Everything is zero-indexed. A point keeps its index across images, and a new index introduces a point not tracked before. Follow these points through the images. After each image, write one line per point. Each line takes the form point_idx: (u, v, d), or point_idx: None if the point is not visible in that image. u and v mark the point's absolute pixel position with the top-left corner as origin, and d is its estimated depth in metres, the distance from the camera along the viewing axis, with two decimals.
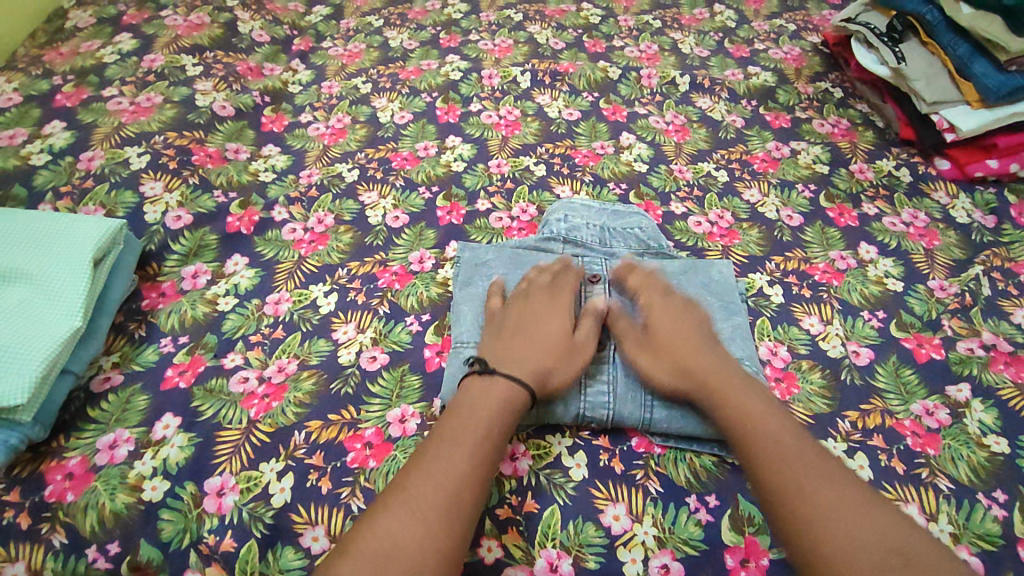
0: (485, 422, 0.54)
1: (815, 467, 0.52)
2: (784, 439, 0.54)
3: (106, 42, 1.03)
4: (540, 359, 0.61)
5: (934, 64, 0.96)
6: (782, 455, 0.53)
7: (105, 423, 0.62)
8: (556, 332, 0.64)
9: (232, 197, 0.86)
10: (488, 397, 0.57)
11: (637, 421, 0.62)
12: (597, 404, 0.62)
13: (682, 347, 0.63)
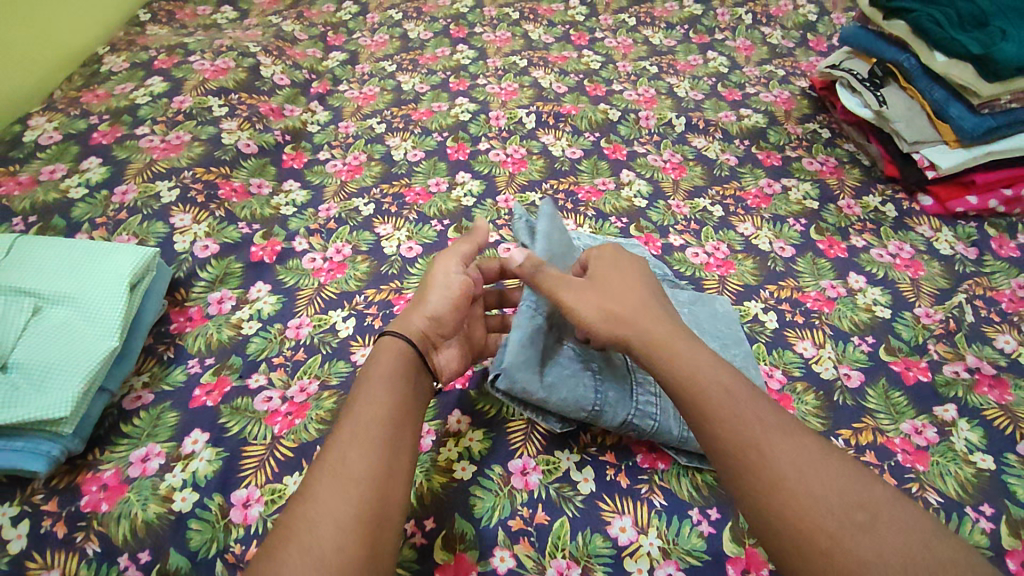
0: (380, 411, 0.55)
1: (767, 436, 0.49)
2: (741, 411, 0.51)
3: (139, 85, 1.09)
4: (408, 317, 0.67)
5: (913, 107, 1.02)
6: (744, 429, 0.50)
7: (137, 438, 0.65)
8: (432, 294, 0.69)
9: (255, 229, 0.91)
10: (383, 364, 0.61)
11: (675, 438, 0.63)
12: (647, 414, 0.64)
13: (613, 304, 0.61)
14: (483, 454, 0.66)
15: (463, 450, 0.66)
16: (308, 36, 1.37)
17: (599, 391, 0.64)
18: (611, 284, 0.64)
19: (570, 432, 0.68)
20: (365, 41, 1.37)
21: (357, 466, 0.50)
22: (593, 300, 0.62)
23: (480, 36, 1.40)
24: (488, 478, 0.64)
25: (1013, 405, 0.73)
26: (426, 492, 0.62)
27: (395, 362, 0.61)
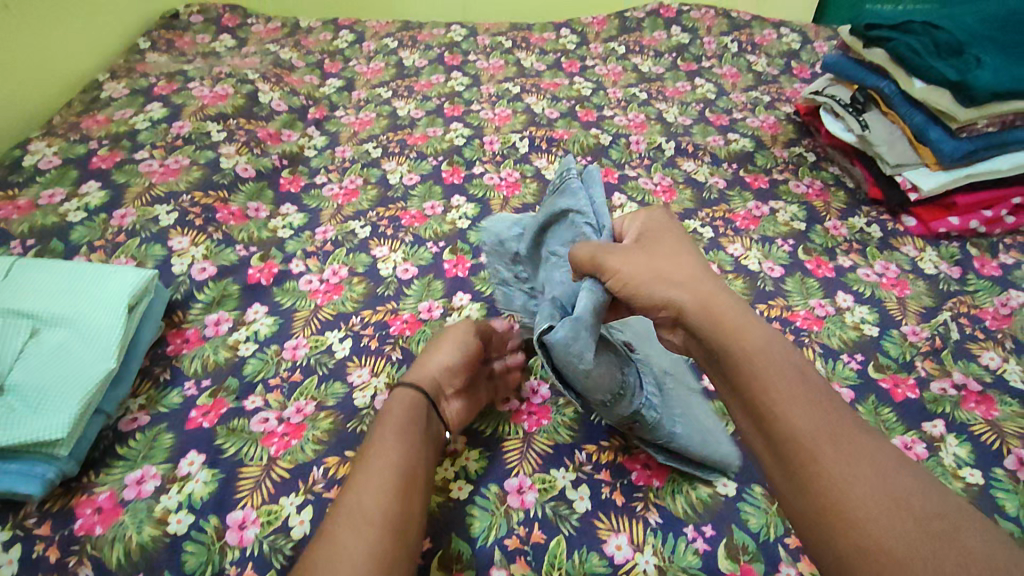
0: (389, 454, 0.58)
1: (821, 431, 0.48)
2: (791, 400, 0.50)
3: (138, 110, 1.11)
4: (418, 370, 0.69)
5: (895, 131, 1.05)
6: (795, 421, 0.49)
7: (133, 460, 0.65)
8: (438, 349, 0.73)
9: (253, 251, 0.92)
10: (398, 411, 0.63)
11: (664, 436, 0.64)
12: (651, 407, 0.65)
13: (661, 274, 0.60)
14: (480, 473, 0.66)
15: (459, 470, 0.66)
16: (305, 63, 1.40)
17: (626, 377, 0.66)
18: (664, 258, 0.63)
19: (566, 450, 0.68)
20: (361, 69, 1.40)
21: (369, 510, 0.53)
22: (641, 262, 0.62)
23: (474, 63, 1.43)
24: (484, 497, 0.64)
25: (1000, 420, 0.74)
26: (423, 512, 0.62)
27: (410, 408, 0.64)
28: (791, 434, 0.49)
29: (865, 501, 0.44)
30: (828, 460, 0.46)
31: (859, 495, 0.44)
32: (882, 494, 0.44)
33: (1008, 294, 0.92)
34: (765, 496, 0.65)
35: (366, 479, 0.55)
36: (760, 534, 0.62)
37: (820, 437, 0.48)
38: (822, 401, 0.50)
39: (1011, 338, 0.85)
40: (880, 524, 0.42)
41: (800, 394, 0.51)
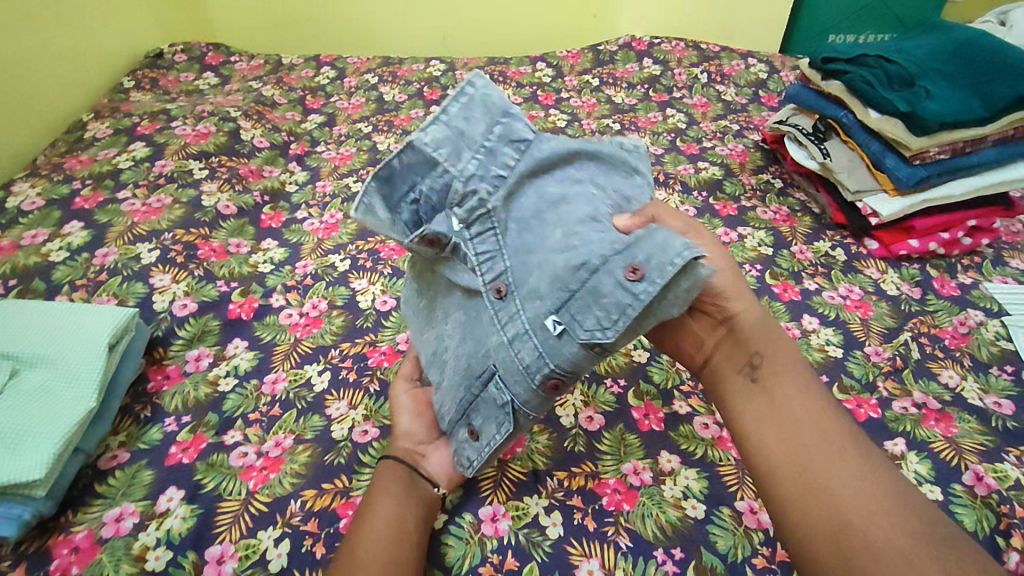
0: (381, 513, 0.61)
1: (841, 449, 0.52)
2: (818, 414, 0.54)
3: (122, 150, 1.14)
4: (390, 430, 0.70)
5: (854, 158, 1.10)
6: (812, 443, 0.53)
7: (112, 498, 0.66)
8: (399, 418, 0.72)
9: (233, 287, 0.93)
10: (388, 473, 0.65)
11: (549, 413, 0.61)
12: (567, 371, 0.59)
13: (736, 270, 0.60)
14: (455, 502, 0.68)
15: None
16: (287, 99, 1.44)
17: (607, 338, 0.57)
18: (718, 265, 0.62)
19: (538, 477, 0.70)
20: (342, 104, 1.44)
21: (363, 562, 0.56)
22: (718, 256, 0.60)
23: (452, 97, 1.48)
24: (459, 526, 0.65)
25: (958, 436, 0.77)
26: None
27: (400, 468, 0.66)
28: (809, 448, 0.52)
29: (879, 515, 0.48)
30: (843, 474, 0.51)
31: (869, 508, 0.49)
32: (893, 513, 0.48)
33: (966, 314, 0.96)
34: (732, 517, 0.67)
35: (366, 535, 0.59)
36: (728, 555, 0.64)
37: (837, 453, 0.52)
38: (840, 421, 0.54)
39: (969, 356, 0.89)
40: (887, 534, 0.47)
41: (825, 415, 0.54)
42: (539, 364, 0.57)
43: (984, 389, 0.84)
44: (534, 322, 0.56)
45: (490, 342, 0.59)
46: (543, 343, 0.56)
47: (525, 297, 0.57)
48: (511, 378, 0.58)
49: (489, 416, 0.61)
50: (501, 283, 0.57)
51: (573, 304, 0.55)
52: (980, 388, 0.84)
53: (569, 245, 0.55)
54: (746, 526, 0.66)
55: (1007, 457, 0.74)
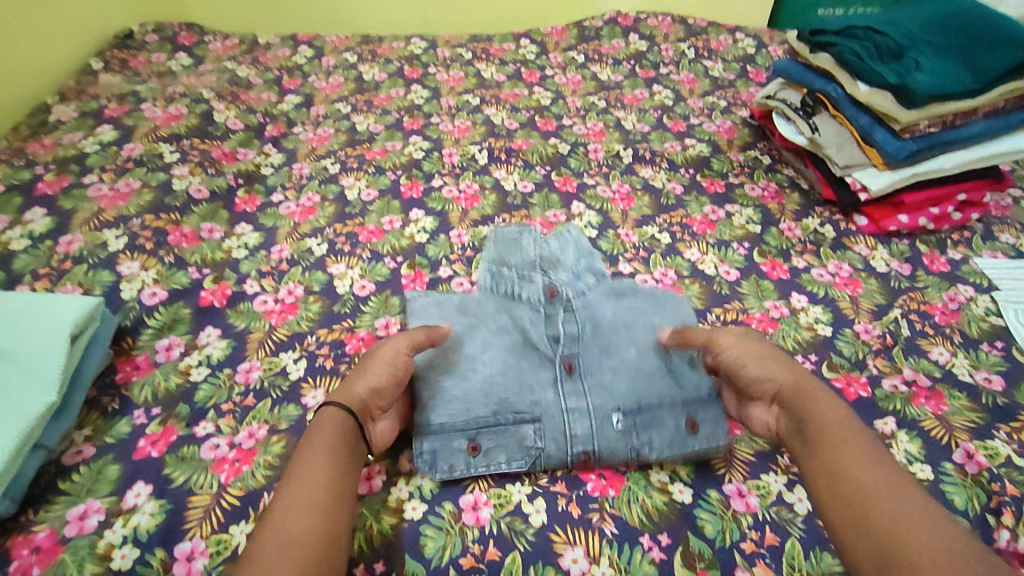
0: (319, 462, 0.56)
1: (885, 473, 0.52)
2: (857, 458, 0.54)
3: (88, 133, 1.09)
4: (352, 383, 0.64)
5: (843, 133, 1.07)
6: (860, 463, 0.53)
7: (76, 495, 0.64)
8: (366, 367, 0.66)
9: (206, 273, 0.90)
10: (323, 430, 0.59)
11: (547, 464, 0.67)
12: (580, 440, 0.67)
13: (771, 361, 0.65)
14: (434, 491, 0.65)
15: (413, 489, 0.66)
16: (263, 80, 1.39)
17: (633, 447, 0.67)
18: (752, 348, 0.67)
19: (521, 463, 0.68)
20: (320, 84, 1.39)
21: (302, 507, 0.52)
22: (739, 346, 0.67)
23: (433, 76, 1.43)
24: (439, 516, 0.63)
25: (948, 414, 0.76)
26: (377, 535, 0.62)
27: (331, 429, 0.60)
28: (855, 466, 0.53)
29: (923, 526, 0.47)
30: (881, 487, 0.51)
31: (918, 522, 0.48)
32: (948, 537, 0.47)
33: (956, 289, 0.94)
34: (720, 501, 0.66)
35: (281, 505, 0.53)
36: (716, 540, 0.62)
37: (887, 475, 0.52)
38: (889, 467, 0.53)
39: (959, 332, 0.87)
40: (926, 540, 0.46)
41: (872, 445, 0.55)
42: (585, 439, 0.67)
43: (975, 365, 0.83)
44: (598, 412, 0.68)
45: (546, 400, 0.68)
46: (596, 427, 0.67)
47: (593, 387, 0.70)
48: (553, 434, 0.67)
49: (508, 450, 0.66)
50: (572, 362, 0.72)
51: (639, 418, 0.68)
52: (970, 364, 0.83)
53: (645, 362, 0.71)
54: (733, 509, 0.65)
55: (997, 434, 0.73)
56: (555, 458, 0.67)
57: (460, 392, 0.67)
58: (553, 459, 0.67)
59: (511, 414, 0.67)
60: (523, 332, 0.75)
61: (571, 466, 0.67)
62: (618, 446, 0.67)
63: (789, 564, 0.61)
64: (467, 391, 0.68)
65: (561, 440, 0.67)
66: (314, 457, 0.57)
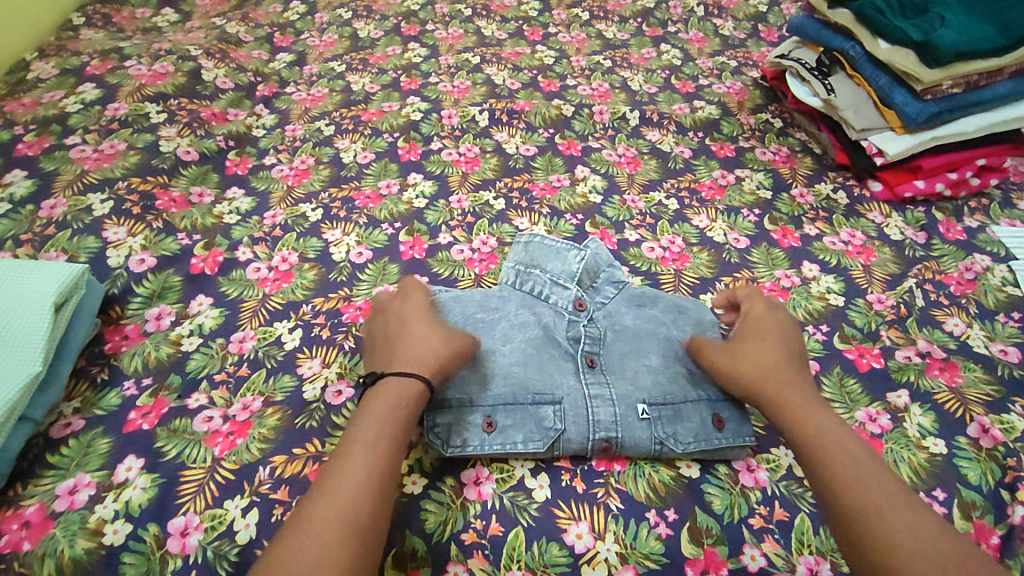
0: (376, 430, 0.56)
1: (880, 481, 0.52)
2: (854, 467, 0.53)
3: (69, 92, 1.04)
4: (430, 348, 0.63)
5: (860, 94, 1.02)
6: (853, 472, 0.53)
7: (65, 469, 0.62)
8: (426, 332, 0.65)
9: (196, 240, 0.87)
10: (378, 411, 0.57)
11: (567, 448, 0.63)
12: (604, 427, 0.64)
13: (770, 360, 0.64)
14: (435, 466, 0.64)
15: (413, 463, 0.64)
16: (253, 37, 1.32)
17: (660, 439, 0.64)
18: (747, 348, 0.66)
19: None
20: (313, 42, 1.33)
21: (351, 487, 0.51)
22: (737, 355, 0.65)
23: (431, 33, 1.37)
24: (440, 490, 0.62)
25: (963, 387, 0.74)
26: None
27: (383, 413, 0.57)
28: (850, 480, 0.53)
29: (925, 539, 0.48)
30: (878, 501, 0.51)
31: (917, 535, 0.48)
32: (948, 546, 0.48)
33: (972, 259, 0.91)
34: (728, 476, 0.64)
35: (317, 505, 0.50)
36: (724, 516, 0.61)
37: (883, 485, 0.52)
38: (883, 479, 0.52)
39: (975, 302, 0.85)
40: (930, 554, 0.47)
41: (861, 451, 0.55)
42: (608, 425, 0.64)
43: (990, 337, 0.80)
44: (622, 400, 0.65)
45: (567, 385, 0.66)
46: (620, 415, 0.64)
47: (617, 378, 0.67)
48: (575, 416, 0.64)
49: (526, 430, 0.63)
50: (593, 357, 0.69)
51: (663, 411, 0.66)
52: (986, 336, 0.80)
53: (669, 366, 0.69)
54: (742, 484, 0.64)
55: (1012, 408, 0.71)
56: (575, 441, 0.63)
57: (479, 377, 0.66)
58: (574, 443, 0.63)
59: (529, 394, 0.65)
60: (544, 327, 0.71)
61: (592, 454, 0.64)
62: (642, 434, 0.64)
63: (799, 540, 0.60)
64: (488, 374, 0.66)
65: (583, 424, 0.64)
66: (359, 453, 0.53)
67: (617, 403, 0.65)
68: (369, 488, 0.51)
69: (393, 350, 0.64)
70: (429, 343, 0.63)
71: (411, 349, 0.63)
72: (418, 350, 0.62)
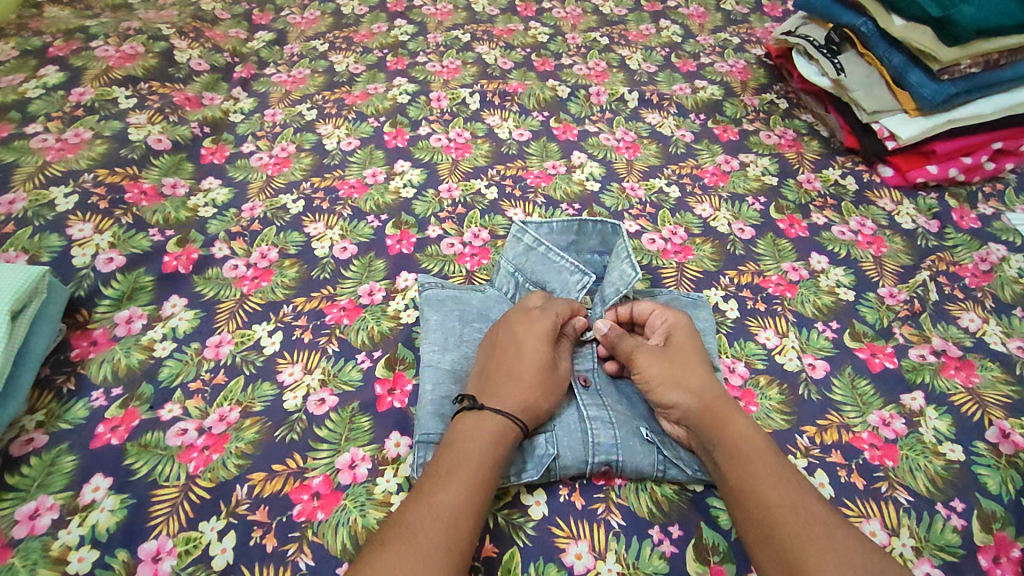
0: (479, 451, 0.54)
1: (780, 470, 0.54)
2: (765, 476, 0.53)
3: (30, 76, 0.97)
4: (526, 394, 0.59)
5: (872, 74, 0.97)
6: (765, 477, 0.53)
7: (26, 491, 0.57)
8: (545, 365, 0.61)
9: (169, 235, 0.82)
10: (477, 435, 0.55)
11: (566, 474, 0.60)
12: (602, 449, 0.60)
13: (688, 371, 0.61)
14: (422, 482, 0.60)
15: (402, 481, 0.60)
16: (230, 15, 1.25)
17: (663, 462, 0.61)
18: (666, 364, 0.62)
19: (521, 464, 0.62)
20: (294, 19, 1.25)
21: (458, 501, 0.50)
22: (658, 367, 0.61)
23: (419, 9, 1.29)
24: None
25: (980, 388, 0.70)
26: (362, 531, 0.56)
27: (486, 436, 0.55)
28: (762, 485, 0.53)
29: (826, 535, 0.49)
30: (774, 489, 0.52)
31: (815, 530, 0.49)
32: (845, 541, 0.49)
33: (987, 249, 0.87)
34: None
35: (441, 510, 0.49)
36: (731, 532, 0.58)
37: (783, 482, 0.53)
38: (792, 489, 0.53)
39: (990, 296, 0.81)
40: (830, 550, 0.48)
41: (771, 454, 0.55)
42: (608, 448, 0.60)
43: (1008, 332, 0.77)
44: (623, 424, 0.62)
45: (561, 409, 0.63)
46: (621, 437, 0.61)
47: (612, 401, 0.65)
48: (570, 439, 0.60)
49: (517, 461, 0.59)
50: (588, 377, 0.66)
51: (664, 435, 0.63)
52: (1003, 331, 0.77)
53: None
54: None
55: None
56: (572, 465, 0.59)
57: None
58: (570, 468, 0.59)
59: None
60: None
61: (590, 474, 0.60)
62: (643, 456, 0.60)
63: None
64: None
65: (579, 447, 0.60)
66: (470, 470, 0.52)
67: (616, 425, 0.62)
68: (470, 508, 0.50)
69: (500, 371, 0.61)
70: (545, 384, 0.61)
71: (516, 380, 0.60)
72: (517, 397, 0.58)
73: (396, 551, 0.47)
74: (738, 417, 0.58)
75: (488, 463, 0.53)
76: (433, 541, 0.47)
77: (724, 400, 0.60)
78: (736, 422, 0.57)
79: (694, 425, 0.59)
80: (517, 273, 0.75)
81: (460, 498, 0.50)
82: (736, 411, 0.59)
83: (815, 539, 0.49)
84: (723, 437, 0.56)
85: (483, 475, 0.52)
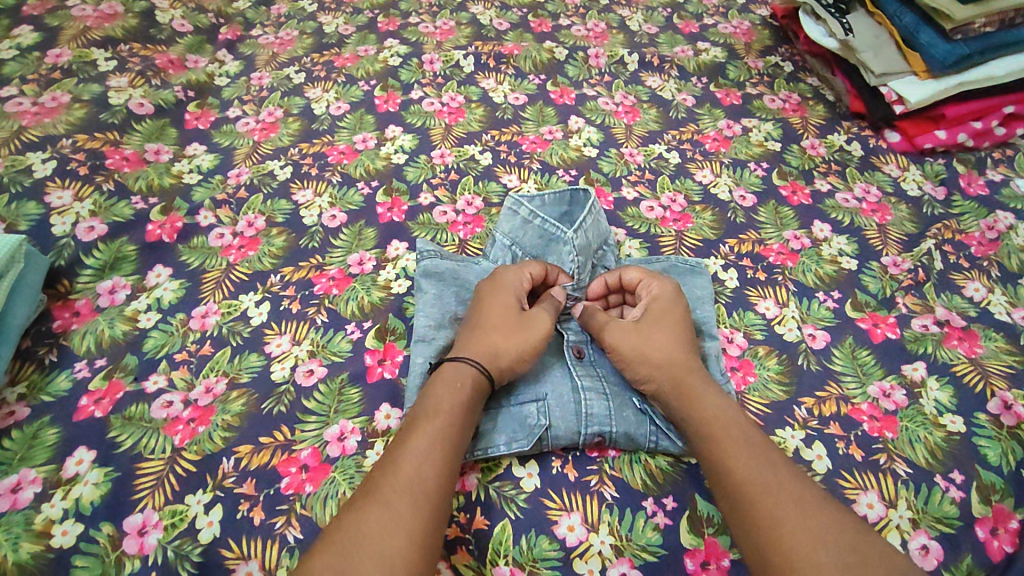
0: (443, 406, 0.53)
1: (752, 441, 0.53)
2: (736, 450, 0.52)
3: (4, 36, 0.93)
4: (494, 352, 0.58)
5: (881, 35, 0.94)
6: (739, 452, 0.52)
7: (8, 464, 0.56)
8: (509, 313, 0.61)
9: (152, 203, 0.79)
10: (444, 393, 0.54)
11: (558, 445, 0.59)
12: (595, 420, 0.59)
13: (660, 341, 0.60)
14: None
15: None
16: None
17: (657, 432, 0.60)
18: (638, 335, 0.60)
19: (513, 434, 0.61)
20: None
21: (422, 455, 0.50)
22: (630, 338, 0.60)
23: None
24: None
25: (983, 358, 0.69)
26: None
27: (450, 391, 0.54)
28: (733, 459, 0.52)
29: (798, 507, 0.48)
30: (745, 462, 0.51)
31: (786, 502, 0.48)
32: (818, 513, 0.48)
33: (995, 216, 0.85)
34: None
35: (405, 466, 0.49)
36: None
37: (755, 455, 0.52)
38: (763, 461, 0.51)
39: (997, 265, 0.79)
40: (800, 522, 0.47)
41: (747, 427, 0.54)
42: (602, 418, 0.59)
43: (1013, 302, 0.75)
44: (617, 394, 0.61)
45: (554, 379, 0.61)
46: (614, 407, 0.60)
47: (606, 371, 0.63)
48: (562, 409, 0.59)
49: (507, 431, 0.58)
50: (582, 347, 0.65)
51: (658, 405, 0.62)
52: (1008, 302, 0.75)
53: None
54: None
55: None
56: (564, 436, 0.58)
57: None
58: (563, 438, 0.58)
59: (510, 395, 0.60)
60: None
61: (583, 445, 0.59)
62: (637, 427, 0.59)
63: None
64: None
65: (571, 417, 0.59)
66: (433, 424, 0.52)
67: (609, 395, 0.61)
68: (435, 460, 0.50)
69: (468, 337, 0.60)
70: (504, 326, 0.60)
71: (484, 340, 0.58)
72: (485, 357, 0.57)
73: (361, 510, 0.46)
74: (710, 390, 0.57)
75: (452, 417, 0.53)
76: (398, 495, 0.47)
77: (696, 373, 0.58)
78: (707, 397, 0.56)
79: (666, 400, 0.58)
80: (514, 248, 0.72)
81: (423, 452, 0.50)
82: (709, 385, 0.57)
83: (788, 507, 0.48)
84: (694, 412, 0.55)
85: (447, 427, 0.52)
